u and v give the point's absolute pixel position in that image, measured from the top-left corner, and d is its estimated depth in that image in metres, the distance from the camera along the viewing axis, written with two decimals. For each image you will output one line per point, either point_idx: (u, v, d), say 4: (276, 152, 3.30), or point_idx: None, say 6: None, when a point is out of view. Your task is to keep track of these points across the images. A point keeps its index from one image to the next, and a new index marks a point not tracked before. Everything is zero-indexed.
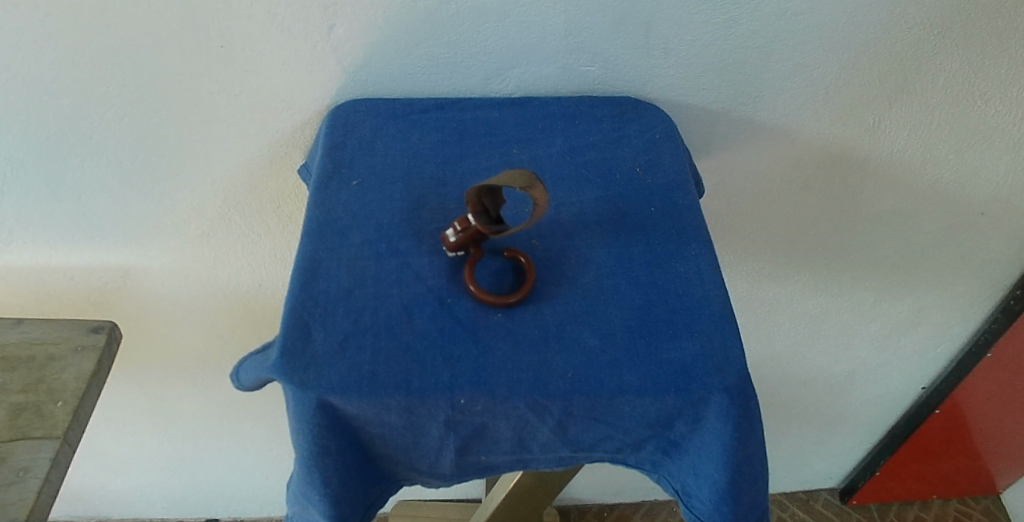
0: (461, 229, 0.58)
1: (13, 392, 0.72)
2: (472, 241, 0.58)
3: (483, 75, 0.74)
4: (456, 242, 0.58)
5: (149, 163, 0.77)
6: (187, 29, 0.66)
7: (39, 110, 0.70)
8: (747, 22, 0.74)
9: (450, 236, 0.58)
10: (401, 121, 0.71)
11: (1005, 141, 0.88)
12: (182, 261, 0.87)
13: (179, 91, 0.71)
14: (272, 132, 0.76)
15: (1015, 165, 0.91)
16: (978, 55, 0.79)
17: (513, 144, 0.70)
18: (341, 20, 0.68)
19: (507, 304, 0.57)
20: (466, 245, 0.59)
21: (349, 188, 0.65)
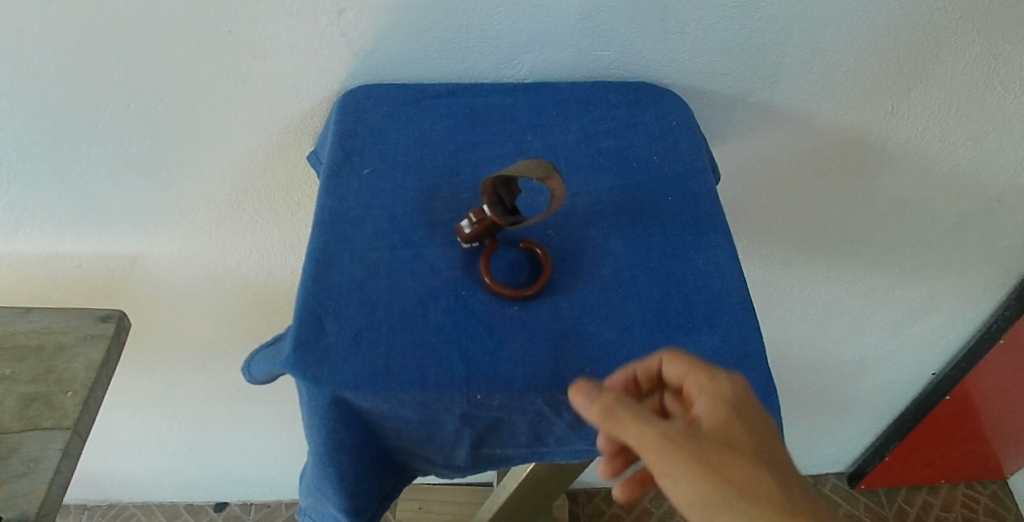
0: (475, 221, 0.57)
1: (23, 382, 0.71)
2: (485, 233, 0.57)
3: (495, 59, 0.73)
4: (469, 233, 0.57)
5: (157, 150, 0.76)
6: (195, 15, 0.65)
7: (44, 96, 0.69)
8: (766, 6, 0.72)
9: (465, 228, 0.57)
10: (413, 107, 0.70)
11: None
12: (191, 247, 0.86)
13: (185, 79, 0.70)
14: (282, 118, 0.74)
15: None
16: (1000, 41, 0.77)
17: (527, 131, 0.69)
18: (351, 5, 0.66)
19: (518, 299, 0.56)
20: (481, 237, 0.58)
21: (361, 177, 0.63)
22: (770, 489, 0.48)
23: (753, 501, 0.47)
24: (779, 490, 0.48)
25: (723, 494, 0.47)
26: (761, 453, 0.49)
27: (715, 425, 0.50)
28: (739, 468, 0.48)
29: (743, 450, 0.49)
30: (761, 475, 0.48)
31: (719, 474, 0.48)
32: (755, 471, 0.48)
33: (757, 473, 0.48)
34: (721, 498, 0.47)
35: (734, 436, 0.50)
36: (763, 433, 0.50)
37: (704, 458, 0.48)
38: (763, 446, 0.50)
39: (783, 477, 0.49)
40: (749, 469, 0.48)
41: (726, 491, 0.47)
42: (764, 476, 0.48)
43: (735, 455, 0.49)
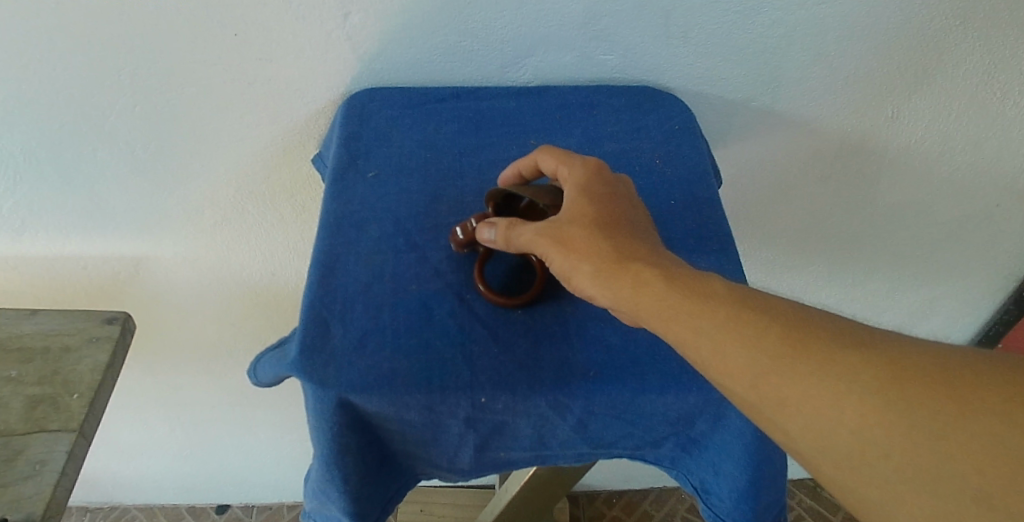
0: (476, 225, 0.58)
1: (29, 383, 0.72)
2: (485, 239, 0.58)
3: (499, 63, 0.73)
4: (467, 236, 0.58)
5: (162, 153, 0.76)
6: (202, 19, 0.65)
7: (51, 98, 0.69)
8: (769, 11, 0.72)
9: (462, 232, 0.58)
10: (418, 111, 0.70)
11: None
12: (195, 249, 0.86)
13: (190, 81, 0.70)
14: (286, 121, 0.75)
15: None
16: (1002, 47, 0.77)
17: (531, 135, 0.70)
18: (356, 8, 0.66)
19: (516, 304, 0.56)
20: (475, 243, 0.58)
21: (365, 180, 0.64)
22: (627, 251, 0.52)
23: (617, 281, 0.50)
24: (818, 340, 0.45)
25: (746, 357, 0.45)
26: (621, 221, 0.54)
27: (578, 199, 0.55)
28: (603, 239, 0.52)
29: (747, 300, 0.47)
30: (785, 326, 0.45)
31: (731, 331, 0.46)
32: (773, 325, 0.46)
33: (627, 246, 0.52)
34: (749, 364, 0.45)
35: (592, 210, 0.54)
36: (618, 203, 0.55)
37: (570, 228, 0.53)
38: (774, 298, 0.48)
39: (681, 265, 0.51)
40: (614, 238, 0.53)
41: (752, 351, 0.45)
42: (795, 329, 0.45)
43: (599, 227, 0.53)
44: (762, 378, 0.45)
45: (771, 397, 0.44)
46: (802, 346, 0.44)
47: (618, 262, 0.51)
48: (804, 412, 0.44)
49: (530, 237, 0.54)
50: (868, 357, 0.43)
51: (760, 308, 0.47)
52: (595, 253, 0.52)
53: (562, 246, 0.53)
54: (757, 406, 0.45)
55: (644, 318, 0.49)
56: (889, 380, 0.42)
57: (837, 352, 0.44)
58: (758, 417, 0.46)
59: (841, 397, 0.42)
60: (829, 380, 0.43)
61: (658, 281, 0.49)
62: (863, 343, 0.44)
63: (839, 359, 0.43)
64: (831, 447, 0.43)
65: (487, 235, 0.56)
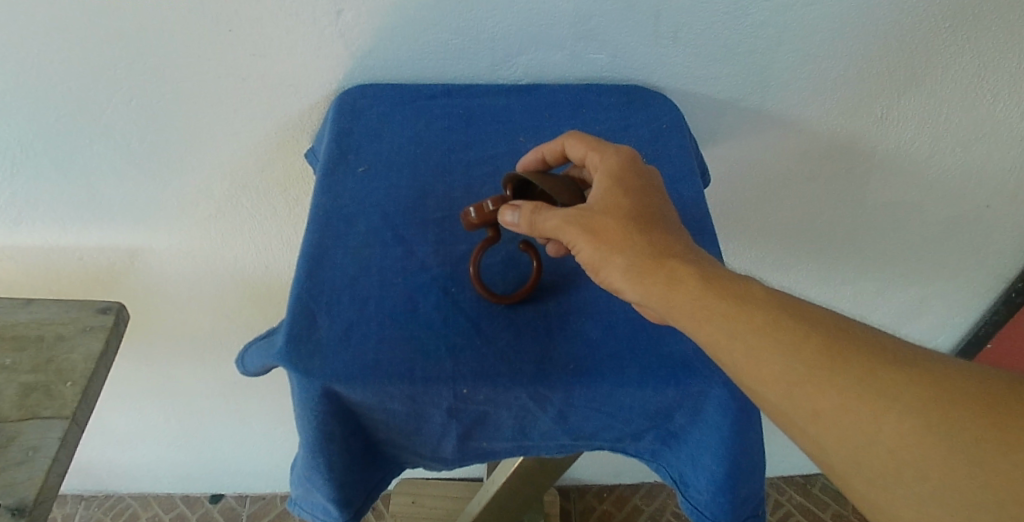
0: (495, 208, 0.58)
1: (23, 371, 0.73)
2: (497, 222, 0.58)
3: (490, 61, 0.74)
4: (483, 218, 0.58)
5: (158, 146, 0.77)
6: (197, 15, 0.66)
7: (47, 90, 0.70)
8: (757, 12, 0.73)
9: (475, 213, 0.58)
10: (408, 107, 0.71)
11: (1013, 135, 0.87)
12: (189, 242, 0.87)
13: (186, 76, 0.71)
14: (280, 116, 0.76)
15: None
16: (991, 49, 0.78)
17: (520, 132, 0.71)
18: (350, 6, 0.68)
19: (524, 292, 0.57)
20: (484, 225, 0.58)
21: (355, 175, 0.65)
22: (660, 249, 0.53)
23: (649, 277, 0.52)
24: (856, 354, 0.46)
25: (782, 366, 0.47)
26: (652, 215, 0.55)
27: (608, 192, 0.56)
28: (635, 234, 0.53)
29: (786, 309, 0.49)
30: (823, 338, 0.47)
31: (768, 341, 0.48)
32: (809, 337, 0.47)
33: (662, 243, 0.53)
34: (784, 373, 0.47)
35: (624, 204, 0.55)
36: (650, 197, 0.56)
37: (602, 218, 0.54)
38: (815, 306, 0.49)
39: (716, 265, 0.52)
40: (647, 234, 0.54)
41: (789, 361, 0.47)
42: (831, 341, 0.47)
43: (632, 221, 0.54)
44: (795, 387, 0.47)
45: (803, 407, 0.46)
46: (837, 360, 0.46)
47: (650, 257, 0.52)
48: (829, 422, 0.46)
49: (557, 223, 0.55)
50: (902, 375, 0.45)
51: (800, 317, 0.48)
52: (628, 247, 0.53)
53: (592, 235, 0.54)
54: (787, 412, 0.47)
55: (675, 315, 0.51)
56: (924, 399, 0.44)
57: (871, 367, 0.45)
58: (787, 422, 0.48)
59: (873, 411, 0.45)
60: (864, 395, 0.45)
61: (693, 282, 0.51)
62: (896, 358, 0.46)
63: (874, 375, 0.45)
64: (859, 456, 0.45)
65: (511, 218, 0.56)
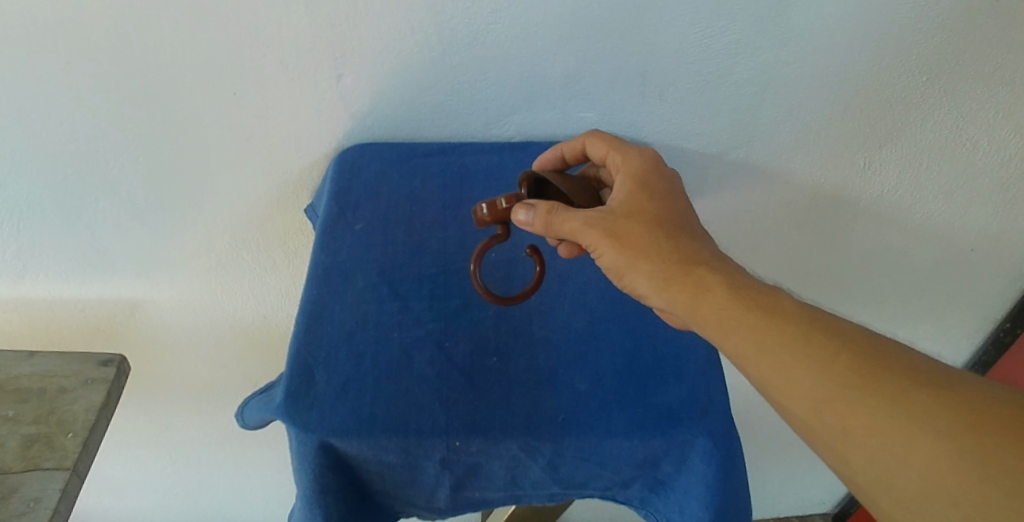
0: (508, 207, 0.61)
1: (25, 423, 0.74)
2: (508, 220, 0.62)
3: (484, 120, 0.78)
4: (495, 215, 0.61)
5: (161, 202, 0.79)
6: (204, 78, 0.70)
7: (57, 150, 0.73)
8: (740, 71, 0.77)
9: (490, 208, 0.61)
10: (405, 165, 0.74)
11: (993, 182, 0.90)
12: (190, 293, 0.89)
13: (192, 135, 0.74)
14: (282, 174, 0.79)
15: (1003, 205, 0.93)
16: (965, 103, 0.82)
17: (512, 188, 0.73)
18: (350, 70, 0.71)
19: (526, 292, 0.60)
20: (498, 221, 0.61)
21: (353, 232, 0.68)
22: (685, 257, 0.58)
23: (677, 285, 0.57)
24: (884, 372, 0.50)
25: (812, 382, 0.51)
26: (671, 221, 0.60)
27: (629, 199, 0.61)
28: (660, 240, 0.59)
29: (817, 327, 0.53)
30: (853, 357, 0.51)
31: (796, 358, 0.52)
32: (837, 354, 0.51)
33: (686, 251, 0.58)
34: (812, 390, 0.51)
35: (647, 211, 0.60)
36: (670, 204, 0.61)
37: (626, 222, 0.59)
38: (846, 324, 0.53)
39: (742, 276, 0.57)
40: (674, 241, 0.59)
41: (818, 377, 0.51)
42: (857, 358, 0.51)
43: (656, 228, 0.59)
44: (822, 404, 0.51)
45: (830, 422, 0.51)
46: (862, 376, 0.50)
47: (676, 265, 0.58)
48: (856, 436, 0.50)
49: (579, 226, 0.59)
50: (925, 391, 0.49)
51: (830, 334, 0.53)
52: (656, 254, 0.58)
53: (616, 240, 0.59)
54: (815, 428, 0.52)
55: (701, 321, 0.56)
56: (949, 417, 0.47)
57: (894, 384, 0.49)
58: (815, 437, 0.52)
59: (897, 427, 0.48)
60: (890, 412, 0.49)
61: (719, 290, 0.56)
62: (918, 373, 0.50)
63: (901, 392, 0.49)
64: (886, 473, 0.49)
65: (525, 218, 0.60)
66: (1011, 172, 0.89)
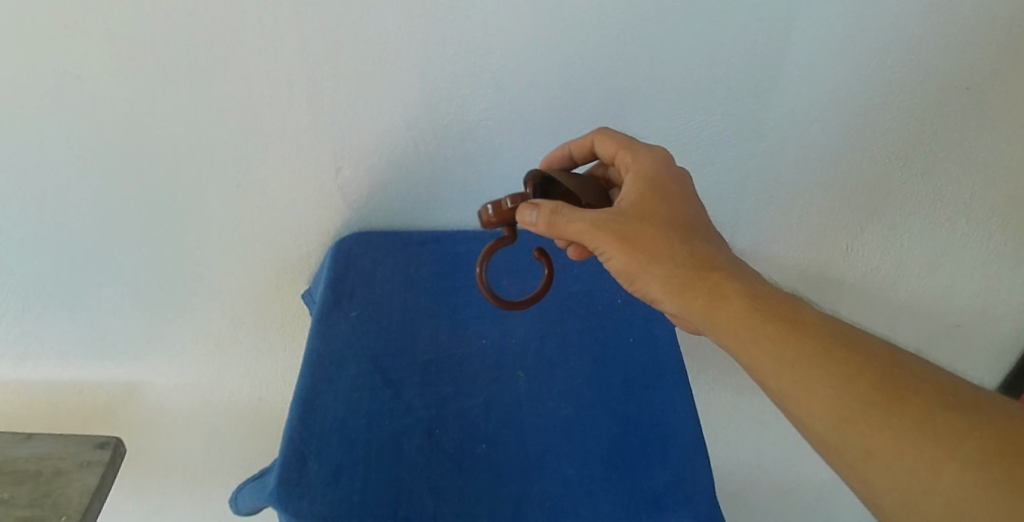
0: (512, 206, 0.63)
1: (20, 506, 0.76)
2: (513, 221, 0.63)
3: (477, 210, 0.81)
4: (500, 216, 0.63)
5: (163, 287, 0.82)
6: (210, 171, 0.74)
7: (66, 238, 0.76)
8: (721, 161, 0.81)
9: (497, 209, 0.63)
10: (400, 253, 0.77)
11: (973, 259, 0.93)
12: (188, 376, 0.91)
13: (195, 224, 0.77)
14: (281, 259, 0.82)
15: (985, 281, 0.96)
16: (940, 187, 0.86)
17: (503, 276, 0.77)
18: (348, 164, 0.75)
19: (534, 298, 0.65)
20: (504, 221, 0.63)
21: (348, 319, 0.70)
22: (698, 261, 0.60)
23: (691, 292, 0.59)
24: (898, 384, 0.53)
25: (831, 396, 0.54)
26: (682, 223, 0.62)
27: (639, 201, 0.63)
28: (672, 244, 0.61)
29: (835, 338, 0.55)
30: (870, 371, 0.54)
31: (819, 373, 0.54)
32: (860, 371, 0.54)
33: (699, 255, 0.60)
34: (832, 403, 0.53)
35: (656, 213, 0.62)
36: (681, 205, 0.63)
37: (635, 224, 0.61)
38: (860, 336, 0.56)
39: (758, 284, 0.59)
40: (686, 246, 0.60)
41: (837, 390, 0.54)
42: (879, 375, 0.53)
43: (667, 231, 0.61)
44: (846, 420, 0.53)
45: (853, 442, 0.53)
46: (886, 394, 0.53)
47: (689, 270, 0.59)
48: (873, 448, 0.52)
49: (586, 228, 0.60)
50: (948, 412, 0.51)
51: (846, 345, 0.55)
52: (667, 260, 0.60)
53: (625, 242, 0.60)
54: (835, 444, 0.54)
55: (716, 326, 0.58)
56: (963, 432, 0.50)
57: (918, 403, 0.52)
58: (836, 454, 0.54)
59: (921, 446, 0.50)
60: (907, 425, 0.51)
61: (735, 298, 0.58)
62: (941, 394, 0.52)
63: (916, 406, 0.52)
64: (908, 493, 0.51)
65: (530, 218, 0.61)
66: (987, 250, 0.93)
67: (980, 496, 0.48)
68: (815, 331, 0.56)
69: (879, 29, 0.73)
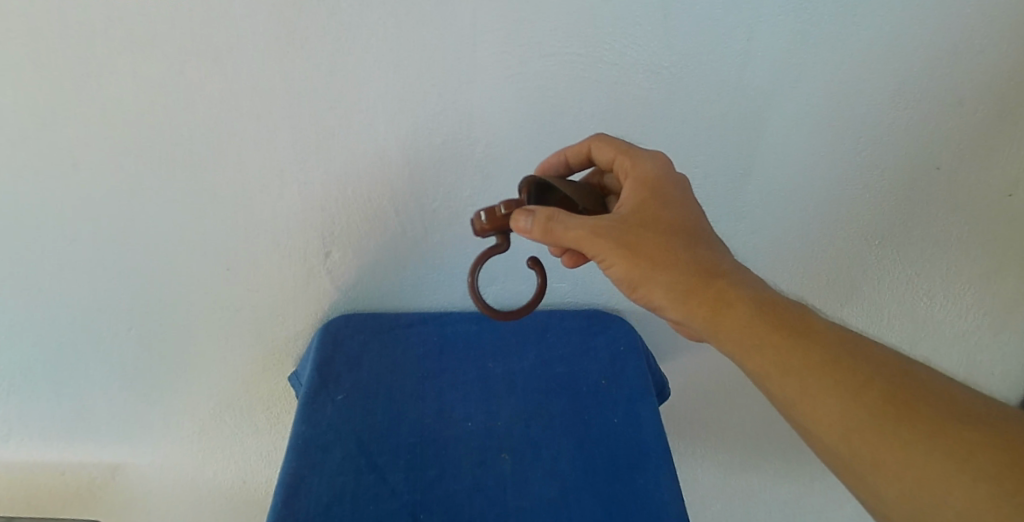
0: (507, 213, 0.60)
1: None
2: (507, 228, 0.60)
3: (464, 291, 0.83)
4: (494, 223, 0.60)
5: (150, 369, 0.82)
6: (201, 257, 0.75)
7: (55, 323, 0.77)
8: None
9: (491, 217, 0.60)
10: (387, 335, 0.79)
11: (953, 333, 0.95)
12: (172, 458, 0.90)
13: (184, 307, 0.78)
14: (269, 341, 0.83)
15: (966, 353, 0.97)
16: (917, 262, 0.88)
17: (489, 357, 0.79)
18: (337, 247, 0.77)
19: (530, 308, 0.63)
20: (497, 229, 0.60)
21: (334, 403, 0.73)
22: (702, 269, 0.58)
23: (696, 299, 0.58)
24: (910, 397, 0.52)
25: (841, 408, 0.53)
26: (685, 228, 0.60)
27: (639, 207, 0.61)
28: (675, 249, 0.59)
29: (845, 351, 0.55)
30: (881, 383, 0.53)
31: (828, 384, 0.54)
32: (869, 382, 0.53)
33: (703, 261, 0.59)
34: (842, 416, 0.53)
35: (658, 219, 0.60)
36: (681, 210, 0.61)
37: (636, 231, 0.59)
38: (871, 347, 0.55)
39: (763, 292, 0.58)
40: (690, 253, 0.59)
41: (848, 401, 0.53)
42: (889, 387, 0.53)
43: (670, 237, 0.59)
44: (854, 432, 0.52)
45: (864, 454, 0.52)
46: (895, 406, 0.52)
47: (693, 278, 0.58)
48: (886, 462, 0.51)
49: (582, 235, 0.58)
50: (961, 424, 0.50)
51: (855, 357, 0.54)
52: (671, 268, 0.58)
53: (627, 249, 0.59)
54: (845, 457, 0.53)
55: (720, 335, 0.58)
56: (975, 446, 0.49)
57: (930, 416, 0.51)
58: (846, 468, 0.54)
59: (932, 460, 0.50)
60: (919, 438, 0.51)
61: (741, 306, 0.57)
62: (953, 406, 0.51)
63: (928, 419, 0.51)
64: (921, 508, 0.50)
65: (524, 224, 0.58)
66: (968, 324, 0.94)
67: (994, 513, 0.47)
68: (824, 341, 0.55)
69: (849, 121, 0.76)
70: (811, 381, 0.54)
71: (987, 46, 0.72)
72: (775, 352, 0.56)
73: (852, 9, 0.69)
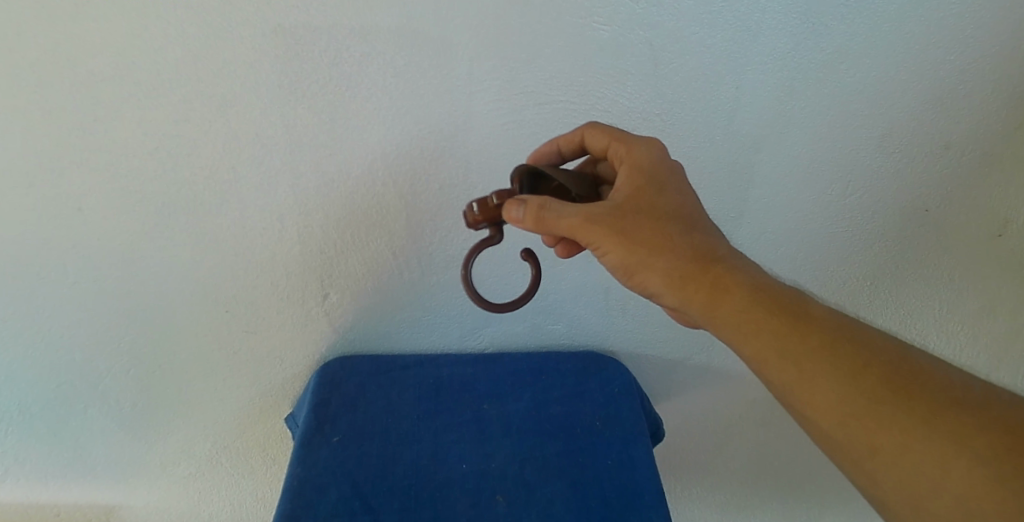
0: (498, 203, 0.60)
1: None
2: (498, 219, 0.61)
3: (460, 332, 0.84)
4: (485, 214, 0.60)
5: (148, 409, 0.83)
6: (200, 298, 0.76)
7: (54, 364, 0.77)
8: None
9: (480, 209, 0.60)
10: (383, 376, 0.80)
11: None
12: (167, 499, 0.91)
13: (183, 347, 0.79)
14: (266, 382, 0.83)
15: None
16: (911, 297, 0.89)
17: (484, 400, 0.80)
18: (335, 290, 0.78)
19: (523, 301, 0.62)
20: (488, 221, 0.61)
21: (330, 444, 0.73)
22: (698, 254, 0.58)
23: (693, 286, 0.58)
24: (906, 383, 0.53)
25: (839, 394, 0.54)
26: (680, 215, 0.60)
27: (634, 193, 0.60)
28: (671, 235, 0.59)
29: (842, 337, 0.55)
30: (878, 369, 0.54)
31: (825, 368, 0.54)
32: (867, 368, 0.54)
33: (699, 247, 0.59)
34: (841, 403, 0.54)
35: (653, 205, 0.60)
36: (676, 196, 0.61)
37: (632, 217, 0.59)
38: (868, 333, 0.56)
39: (761, 277, 0.59)
40: (686, 239, 0.59)
41: (846, 387, 0.54)
42: (886, 370, 0.54)
43: (666, 223, 0.59)
44: (851, 417, 0.53)
45: (860, 439, 0.53)
46: (893, 392, 0.53)
47: (690, 264, 0.58)
48: (883, 446, 0.52)
49: (575, 223, 0.58)
50: (956, 409, 0.51)
51: (852, 343, 0.55)
52: (668, 256, 0.58)
53: (622, 236, 0.58)
54: (841, 443, 0.54)
55: (716, 321, 0.58)
56: (971, 431, 0.50)
57: (927, 402, 0.52)
58: (841, 453, 0.54)
59: (928, 446, 0.51)
60: (915, 423, 0.52)
61: (738, 291, 0.57)
62: (950, 389, 0.53)
63: (923, 404, 0.52)
64: (917, 491, 0.51)
65: (515, 214, 0.58)
66: (961, 363, 0.95)
67: (991, 497, 0.49)
68: (821, 327, 0.56)
69: (835, 166, 0.78)
70: (808, 368, 0.55)
71: (968, 92, 0.75)
72: (772, 339, 0.56)
73: (837, 59, 0.71)
